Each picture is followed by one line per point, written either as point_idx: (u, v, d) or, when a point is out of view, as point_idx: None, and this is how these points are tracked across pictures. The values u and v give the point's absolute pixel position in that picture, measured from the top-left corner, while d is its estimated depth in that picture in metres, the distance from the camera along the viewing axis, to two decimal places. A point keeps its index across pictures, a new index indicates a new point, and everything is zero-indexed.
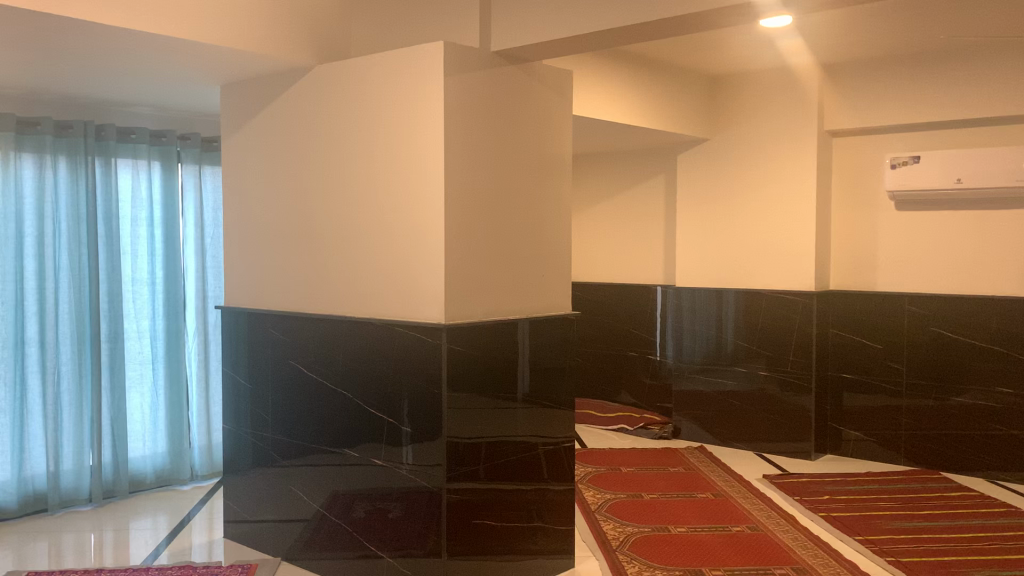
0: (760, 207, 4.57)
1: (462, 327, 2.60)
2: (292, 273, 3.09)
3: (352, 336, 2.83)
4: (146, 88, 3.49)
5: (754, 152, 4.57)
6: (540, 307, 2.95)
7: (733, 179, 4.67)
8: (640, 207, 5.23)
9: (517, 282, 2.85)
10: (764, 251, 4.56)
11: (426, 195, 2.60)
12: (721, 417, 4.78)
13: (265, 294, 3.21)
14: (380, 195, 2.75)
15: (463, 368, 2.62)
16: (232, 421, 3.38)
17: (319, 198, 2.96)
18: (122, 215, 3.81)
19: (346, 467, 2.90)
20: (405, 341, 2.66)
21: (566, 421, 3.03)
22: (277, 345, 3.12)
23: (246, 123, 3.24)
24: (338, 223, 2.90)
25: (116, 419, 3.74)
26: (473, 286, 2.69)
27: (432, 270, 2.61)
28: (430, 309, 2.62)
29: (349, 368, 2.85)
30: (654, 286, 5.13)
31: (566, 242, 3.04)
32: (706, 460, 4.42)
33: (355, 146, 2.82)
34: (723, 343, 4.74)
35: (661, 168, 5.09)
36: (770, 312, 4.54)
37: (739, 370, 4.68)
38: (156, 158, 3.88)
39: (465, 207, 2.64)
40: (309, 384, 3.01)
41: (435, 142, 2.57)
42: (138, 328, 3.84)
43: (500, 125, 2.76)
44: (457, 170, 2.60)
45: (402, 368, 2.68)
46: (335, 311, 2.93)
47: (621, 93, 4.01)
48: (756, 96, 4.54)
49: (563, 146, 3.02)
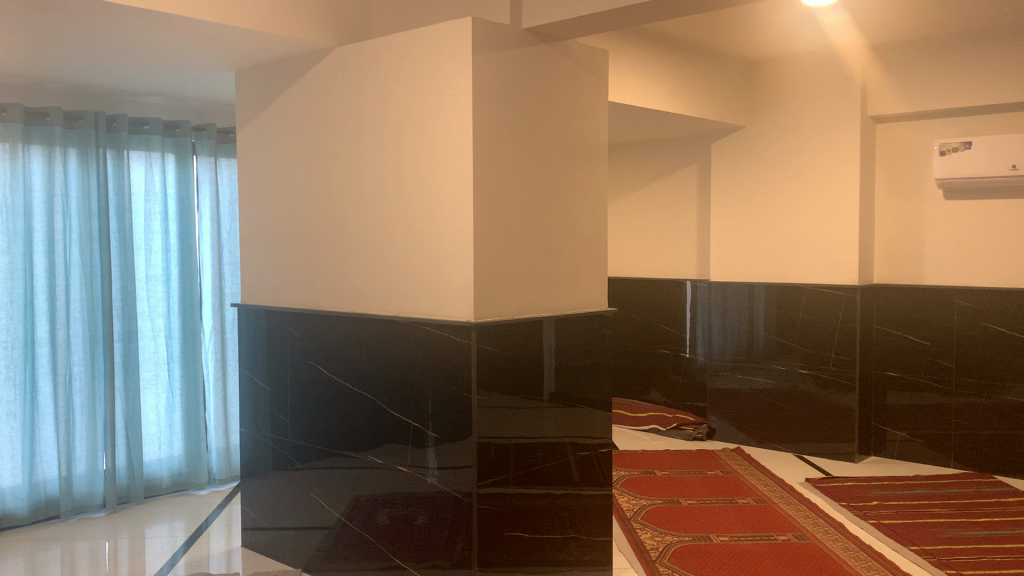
0: (799, 198, 4.36)
1: (491, 325, 2.43)
2: (311, 268, 2.92)
3: (375, 334, 2.66)
4: (158, 74, 3.34)
5: (792, 138, 4.36)
6: (574, 303, 2.77)
7: (770, 168, 4.46)
8: (671, 199, 5.03)
9: (550, 276, 2.67)
10: (804, 243, 4.35)
11: (453, 183, 2.43)
12: (757, 417, 4.57)
13: (283, 291, 3.05)
14: (404, 184, 2.58)
15: (493, 369, 2.44)
16: (250, 422, 3.22)
17: (339, 190, 2.79)
18: (135, 209, 3.66)
19: (369, 472, 2.74)
20: (431, 341, 2.49)
21: (601, 424, 2.85)
22: (296, 343, 2.96)
23: (263, 111, 3.07)
24: (359, 215, 2.73)
25: (130, 422, 3.60)
26: (504, 281, 2.51)
27: (461, 264, 2.43)
28: (458, 305, 2.44)
29: (371, 369, 2.68)
30: (686, 281, 4.94)
31: (601, 234, 2.86)
32: (744, 463, 4.22)
33: (377, 132, 2.64)
34: (755, 339, 4.55)
35: (693, 157, 4.88)
36: (810, 307, 4.33)
37: (774, 367, 4.48)
38: (171, 149, 3.73)
39: (495, 196, 2.46)
40: (329, 384, 2.85)
41: (462, 126, 2.39)
42: (152, 327, 3.69)
43: (531, 108, 2.57)
44: (486, 156, 2.42)
45: (427, 369, 2.51)
46: (356, 308, 2.76)
47: (655, 78, 3.82)
48: (795, 80, 4.32)
49: (598, 131, 2.83)
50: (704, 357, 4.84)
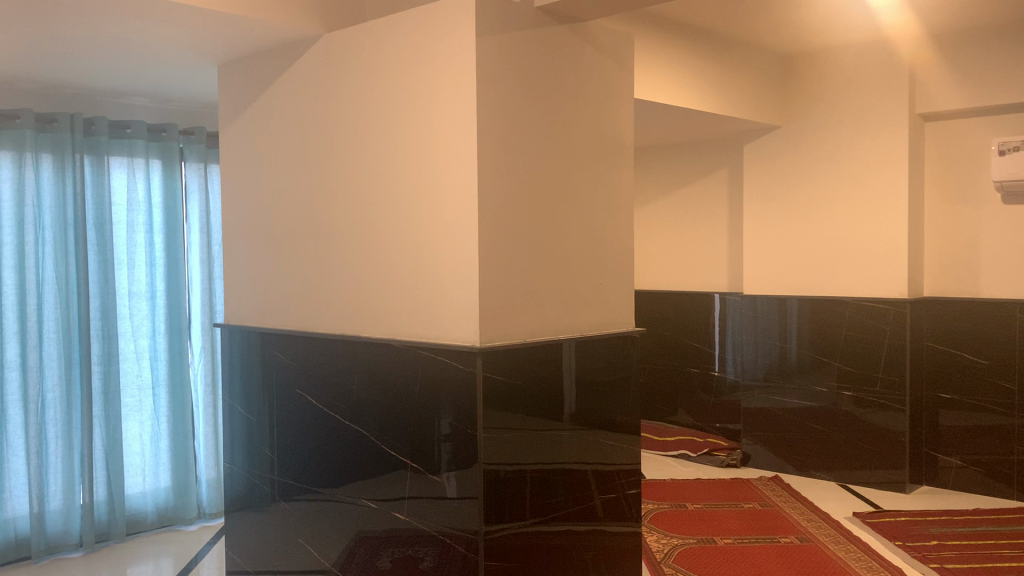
0: (841, 204, 4.00)
1: (501, 351, 2.09)
2: (301, 283, 2.61)
3: (370, 360, 2.34)
4: (137, 71, 3.05)
5: (832, 140, 4.01)
6: (596, 321, 2.42)
7: (807, 171, 4.10)
8: (698, 206, 4.69)
9: (568, 291, 2.33)
10: (847, 252, 3.99)
11: (456, 185, 2.10)
12: (796, 442, 4.19)
13: (271, 310, 2.73)
14: (402, 188, 2.26)
15: (503, 401, 2.10)
16: (237, 456, 2.92)
17: (331, 196, 2.48)
18: (117, 220, 3.36)
19: (366, 508, 2.39)
20: (432, 367, 2.16)
21: (628, 456, 2.51)
22: (282, 367, 2.66)
23: (248, 108, 2.77)
24: (353, 224, 2.41)
25: (110, 453, 3.29)
26: (514, 297, 2.17)
27: (465, 279, 2.10)
28: (462, 325, 2.11)
29: (364, 398, 2.36)
30: (715, 294, 4.57)
31: (626, 242, 2.52)
32: (784, 494, 3.85)
33: (372, 128, 2.33)
34: (793, 357, 4.17)
35: (723, 161, 4.53)
36: (854, 322, 3.96)
37: (814, 388, 4.10)
38: (156, 155, 3.44)
39: (503, 199, 2.13)
40: (319, 415, 2.53)
41: (466, 118, 2.06)
42: (136, 348, 3.38)
43: (544, 99, 2.25)
44: (492, 153, 2.09)
45: (428, 400, 2.17)
46: (348, 329, 2.44)
47: (682, 72, 3.49)
48: (836, 75, 3.97)
49: (621, 126, 2.49)
50: (733, 376, 4.49)
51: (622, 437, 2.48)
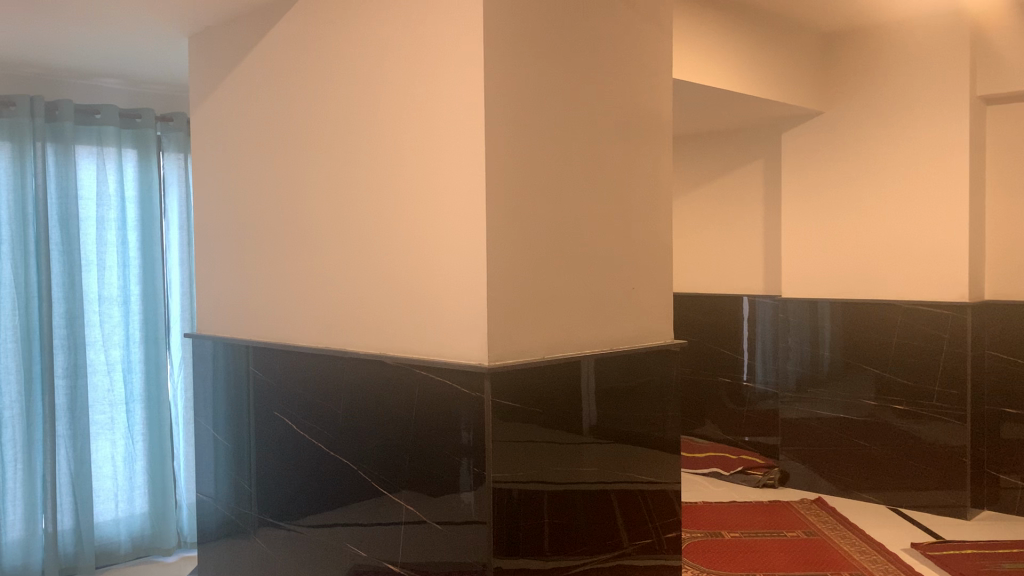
0: (892, 196, 3.60)
1: (513, 371, 1.70)
2: (281, 286, 2.24)
3: (360, 377, 1.97)
4: (102, 48, 2.71)
5: (882, 126, 3.62)
6: (629, 330, 2.04)
7: (853, 161, 3.70)
8: (729, 201, 4.28)
9: (595, 293, 1.94)
10: (899, 251, 3.59)
11: (461, 166, 1.72)
12: (840, 461, 3.78)
13: (250, 316, 2.37)
14: (398, 173, 1.88)
15: (518, 432, 1.72)
16: (217, 486, 2.57)
17: (315, 184, 2.11)
18: (85, 216, 3.01)
19: (364, 541, 2.00)
20: (432, 391, 1.78)
21: (667, 482, 2.12)
22: (262, 384, 2.30)
23: (224, 83, 2.41)
24: (340, 218, 2.05)
25: (77, 477, 2.93)
26: (531, 301, 1.79)
27: (470, 281, 1.72)
28: (466, 337, 1.73)
29: (352, 421, 2.00)
30: (745, 297, 4.17)
31: (663, 237, 2.13)
32: (831, 520, 3.45)
33: (362, 103, 1.97)
34: (838, 366, 3.75)
35: (755, 151, 4.12)
36: (906, 328, 3.54)
37: (862, 401, 3.69)
38: (130, 144, 3.09)
39: (516, 183, 1.74)
40: (303, 442, 2.17)
41: (471, 83, 1.69)
42: (107, 360, 3.03)
43: (565, 64, 1.87)
44: (503, 127, 1.71)
45: (428, 429, 1.80)
46: (332, 342, 2.08)
47: (717, 48, 3.11)
48: (885, 55, 3.59)
49: (657, 100, 2.11)
50: (764, 387, 4.10)
51: (658, 461, 2.09)
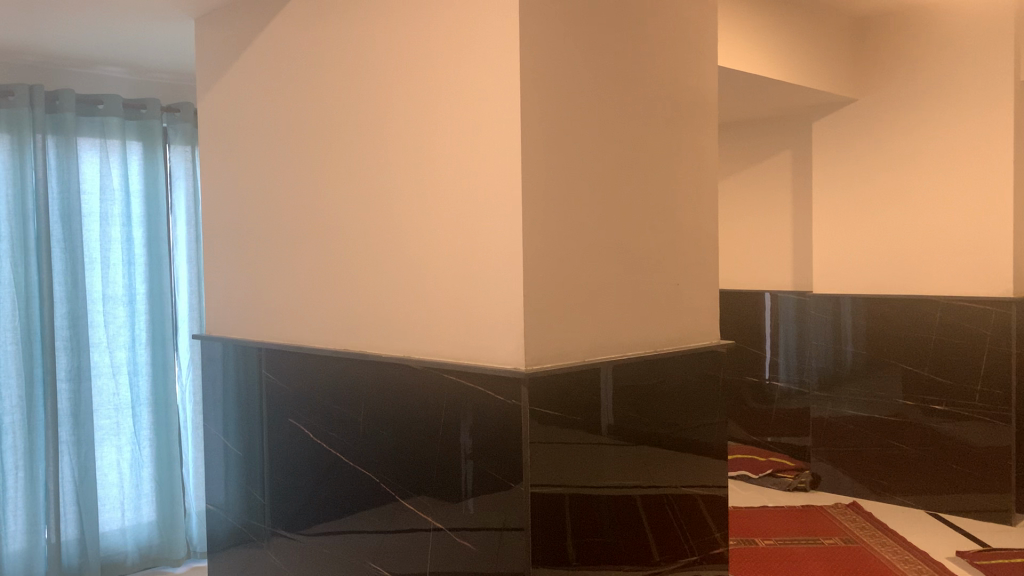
0: (930, 187, 3.44)
1: (552, 377, 1.55)
2: (295, 284, 2.10)
3: (381, 383, 1.82)
4: (104, 34, 2.57)
5: (920, 114, 3.45)
6: (671, 330, 1.88)
7: (888, 151, 3.54)
8: (753, 194, 4.11)
9: (636, 290, 1.79)
10: (939, 244, 3.42)
11: (494, 152, 1.58)
12: (876, 464, 3.61)
13: (260, 316, 2.24)
14: (424, 162, 1.73)
15: (557, 445, 1.57)
16: (228, 495, 2.43)
17: (333, 174, 1.97)
18: (88, 212, 2.87)
19: (386, 559, 1.85)
20: (462, 400, 1.63)
21: (710, 488, 1.97)
22: (275, 387, 2.16)
23: (234, 68, 2.27)
24: (358, 211, 1.90)
25: (82, 485, 2.80)
26: (571, 299, 1.64)
27: (505, 278, 1.57)
28: (500, 339, 1.58)
29: (373, 430, 1.85)
30: (766, 293, 4.02)
31: (707, 230, 1.98)
32: (869, 526, 3.29)
33: (383, 87, 1.83)
34: (872, 365, 3.58)
35: (783, 141, 3.95)
36: (947, 325, 3.37)
37: (898, 401, 3.51)
38: (135, 136, 2.95)
39: (554, 171, 1.59)
40: (319, 450, 2.03)
41: (505, 61, 1.54)
42: (111, 362, 2.89)
43: (605, 43, 1.71)
44: (540, 109, 1.56)
45: (457, 441, 1.65)
46: (351, 346, 1.94)
47: (749, 32, 2.95)
48: (924, 40, 3.42)
49: (700, 82, 1.96)
50: (788, 384, 3.95)
51: (701, 467, 1.94)
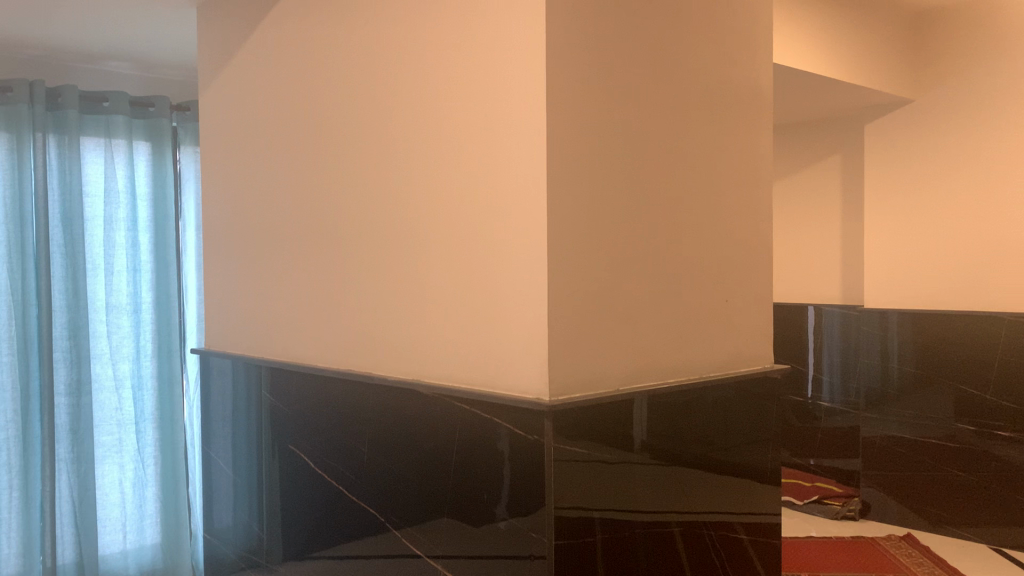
0: (994, 193, 3.17)
1: (579, 409, 1.34)
2: (297, 296, 1.92)
3: (391, 408, 1.62)
4: (105, 27, 2.42)
5: (982, 115, 3.19)
6: (718, 354, 1.66)
7: (947, 156, 3.28)
8: (796, 202, 3.84)
9: (679, 310, 1.58)
10: (1003, 257, 3.15)
11: (517, 152, 1.37)
12: (930, 492, 3.31)
13: (263, 329, 2.05)
14: (440, 164, 1.53)
15: (586, 486, 1.35)
16: (234, 523, 2.22)
17: (338, 174, 1.79)
18: (92, 215, 2.72)
19: None
20: (478, 433, 1.43)
21: (763, 522, 1.75)
22: (283, 405, 1.95)
23: (236, 59, 2.09)
24: (365, 215, 1.71)
25: (81, 506, 2.64)
26: (604, 321, 1.43)
27: (527, 294, 1.36)
28: (521, 365, 1.37)
29: (380, 460, 1.66)
30: (810, 307, 3.71)
31: (759, 242, 1.76)
32: (926, 562, 3.01)
33: (392, 76, 1.64)
34: (925, 385, 3.30)
35: (833, 145, 3.68)
36: (1011, 345, 3.08)
37: (956, 425, 3.22)
38: (142, 135, 2.81)
39: (584, 172, 1.39)
40: (326, 479, 1.82)
41: (530, 46, 1.34)
42: (113, 375, 2.73)
43: (645, 27, 1.51)
44: (570, 101, 1.36)
45: (472, 480, 1.44)
46: (356, 364, 1.74)
47: (800, 26, 2.72)
48: (986, 36, 3.17)
49: (750, 74, 1.74)
50: (831, 404, 3.63)
51: (750, 498, 1.71)
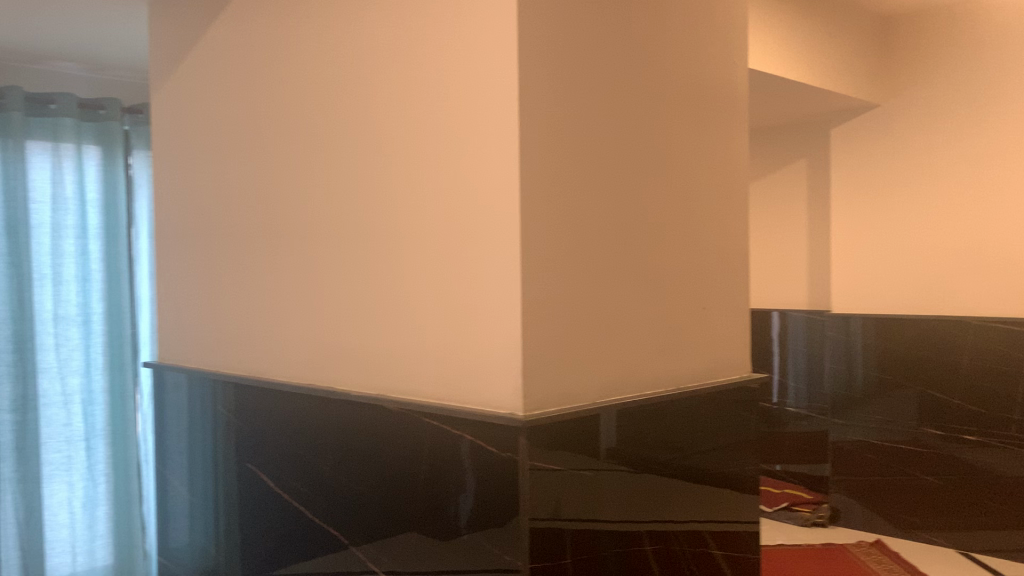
0: (960, 198, 3.17)
1: (553, 423, 1.28)
2: (255, 305, 1.83)
3: (355, 423, 1.54)
4: (52, 25, 2.31)
5: (947, 120, 3.19)
6: (694, 363, 1.61)
7: (914, 161, 3.28)
8: (764, 208, 3.83)
9: (656, 319, 1.52)
10: (970, 262, 3.15)
11: (488, 155, 1.30)
12: (898, 495, 3.28)
13: (220, 340, 1.96)
14: (406, 167, 1.46)
15: (560, 505, 1.29)
16: (190, 545, 2.12)
17: (297, 177, 1.71)
18: (39, 223, 2.60)
19: None
20: (447, 450, 1.36)
21: (742, 536, 1.69)
22: (243, 418, 1.86)
23: (190, 57, 2.00)
24: (326, 220, 1.63)
25: (27, 528, 2.51)
26: (580, 331, 1.36)
27: (499, 304, 1.29)
28: (493, 378, 1.30)
29: (344, 478, 1.58)
30: (777, 313, 3.70)
31: (735, 247, 1.71)
32: (896, 570, 2.98)
33: (353, 74, 1.56)
34: (892, 388, 3.28)
35: (799, 150, 3.67)
36: (977, 348, 3.07)
37: (922, 429, 3.20)
38: (93, 140, 2.71)
39: (558, 175, 1.32)
40: (287, 498, 1.73)
41: (501, 44, 1.28)
42: (62, 389, 2.62)
43: (619, 25, 1.45)
44: (543, 102, 1.30)
45: (442, 500, 1.37)
46: (318, 378, 1.66)
47: (769, 29, 2.69)
48: (950, 41, 3.17)
49: (725, 76, 1.69)
50: (796, 409, 3.61)
51: (727, 509, 1.65)
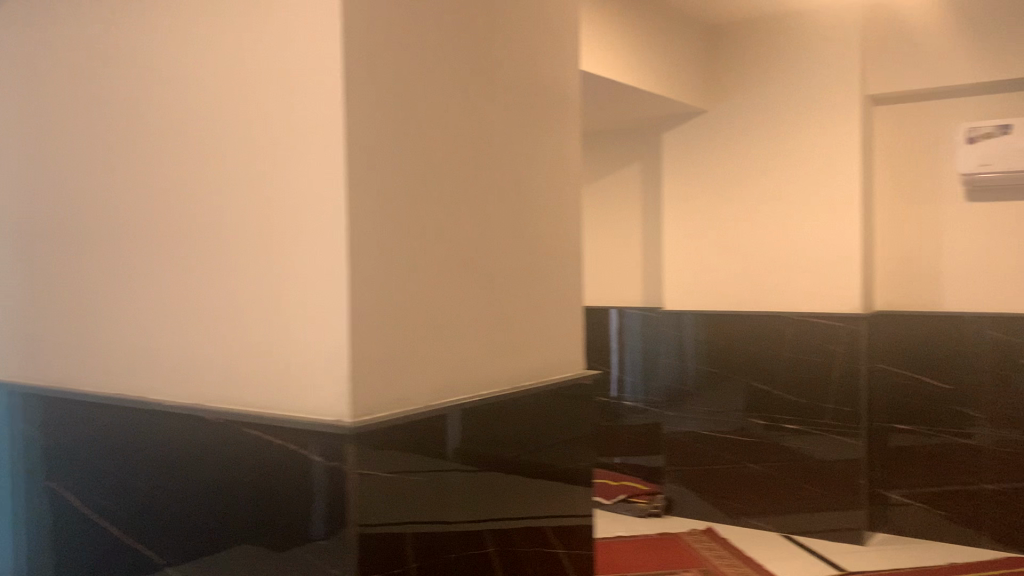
0: (780, 200, 3.35)
1: (383, 428, 1.23)
2: (60, 311, 1.69)
3: (171, 435, 1.43)
4: None
5: (767, 126, 3.37)
6: (529, 362, 1.61)
7: (737, 164, 3.44)
8: (601, 208, 3.92)
9: (489, 319, 1.50)
10: (789, 261, 3.33)
11: (310, 148, 1.24)
12: (726, 483, 3.43)
13: (20, 350, 1.78)
14: (223, 160, 1.37)
15: (393, 512, 1.24)
16: None
17: (106, 170, 1.58)
18: None
19: None
20: (271, 459, 1.28)
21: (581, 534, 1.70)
22: (49, 436, 1.70)
23: None
24: (138, 216, 1.51)
25: None
26: (410, 332, 1.32)
27: (323, 305, 1.23)
28: (319, 383, 1.24)
29: (160, 496, 1.46)
30: (613, 310, 3.80)
31: (567, 246, 1.72)
32: (724, 554, 3.09)
33: (165, 61, 1.46)
34: (721, 382, 3.43)
35: (633, 153, 3.78)
36: (795, 342, 3.26)
37: (749, 420, 3.37)
38: None
39: (386, 171, 1.28)
40: (98, 522, 1.59)
41: (323, 32, 1.22)
42: None
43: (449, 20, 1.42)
44: (369, 95, 1.25)
45: (266, 513, 1.29)
46: (130, 388, 1.54)
47: (601, 32, 2.75)
48: (768, 52, 3.34)
49: (556, 77, 1.70)
50: (633, 402, 3.71)
51: (563, 507, 1.66)
